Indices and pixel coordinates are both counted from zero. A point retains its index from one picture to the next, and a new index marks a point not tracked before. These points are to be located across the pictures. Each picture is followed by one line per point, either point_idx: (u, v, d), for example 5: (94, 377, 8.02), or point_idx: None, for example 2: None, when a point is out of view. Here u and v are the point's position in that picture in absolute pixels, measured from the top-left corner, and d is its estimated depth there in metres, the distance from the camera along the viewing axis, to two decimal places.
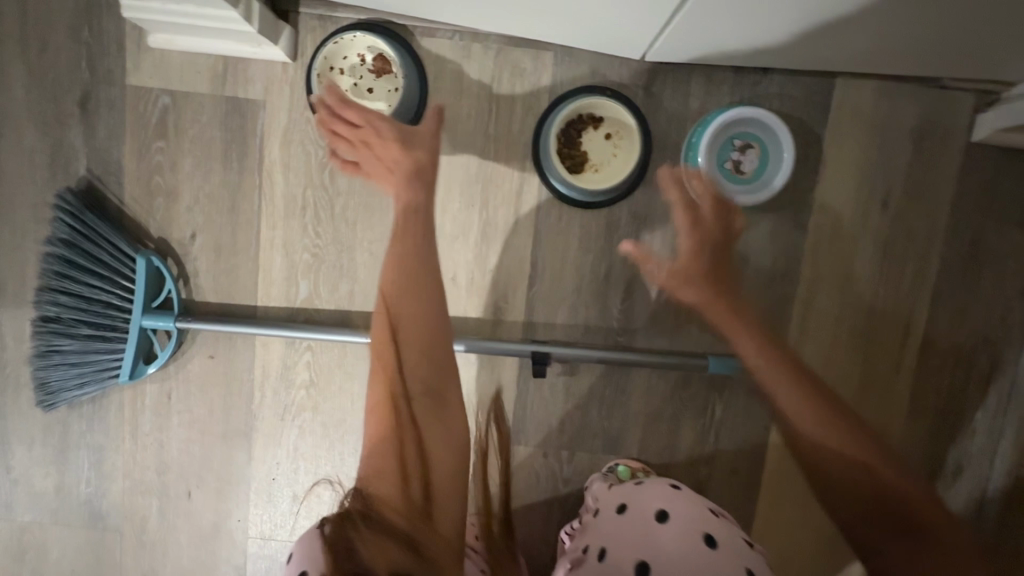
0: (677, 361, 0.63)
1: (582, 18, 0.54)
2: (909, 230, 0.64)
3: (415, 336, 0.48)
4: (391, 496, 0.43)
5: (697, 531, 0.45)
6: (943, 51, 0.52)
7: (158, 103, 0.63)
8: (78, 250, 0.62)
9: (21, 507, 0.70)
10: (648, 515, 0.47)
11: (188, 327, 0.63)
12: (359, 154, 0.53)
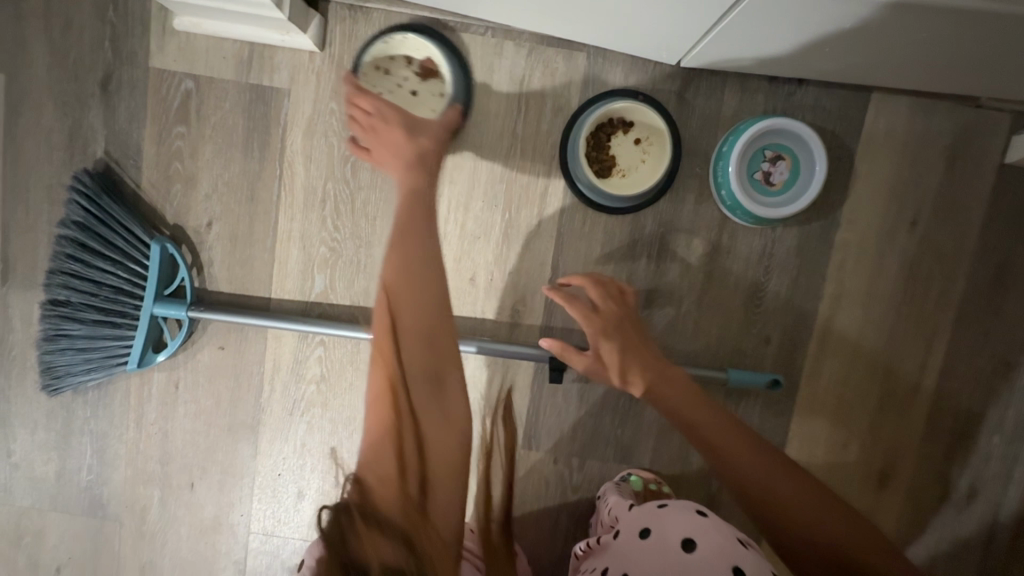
0: (697, 372, 0.62)
1: (621, 21, 0.53)
2: (937, 249, 0.63)
3: (415, 323, 0.45)
4: (389, 490, 0.41)
5: (727, 563, 0.43)
6: (988, 68, 0.51)
7: (180, 88, 0.62)
8: (91, 233, 0.60)
9: (20, 491, 0.69)
10: (674, 544, 0.46)
11: (200, 316, 0.62)
12: (368, 140, 0.50)
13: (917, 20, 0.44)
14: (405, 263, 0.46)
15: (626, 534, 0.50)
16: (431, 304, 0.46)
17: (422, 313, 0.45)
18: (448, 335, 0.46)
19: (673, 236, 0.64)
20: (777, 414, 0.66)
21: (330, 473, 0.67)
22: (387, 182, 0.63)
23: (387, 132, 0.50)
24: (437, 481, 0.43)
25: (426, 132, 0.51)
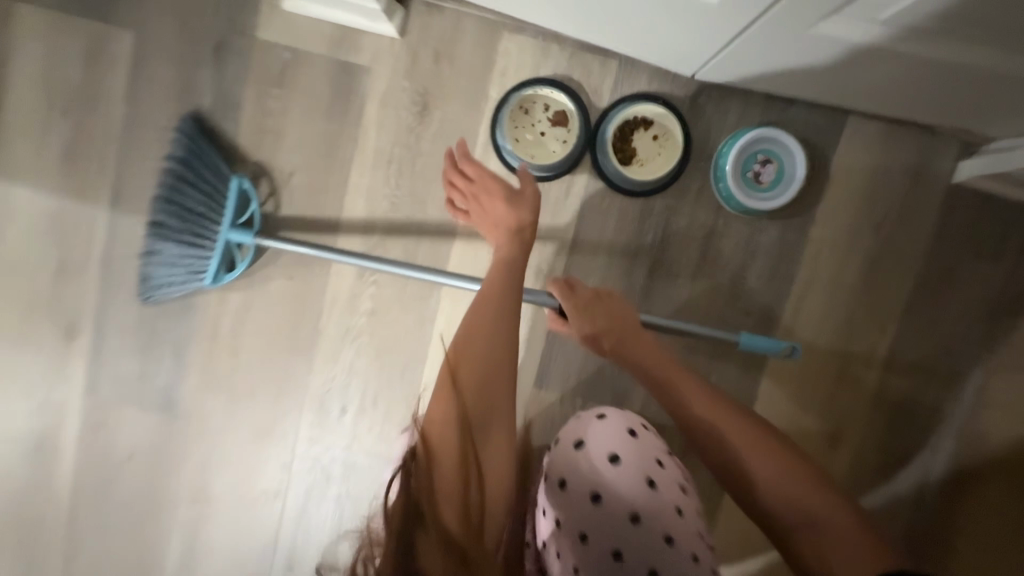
0: (722, 335, 0.71)
1: (648, 39, 0.66)
2: (892, 250, 0.76)
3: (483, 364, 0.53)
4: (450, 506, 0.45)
5: (625, 425, 0.60)
6: (935, 100, 0.65)
7: (279, 58, 0.74)
8: (186, 165, 0.70)
9: (104, 386, 0.80)
10: (590, 416, 0.62)
11: (264, 244, 0.70)
12: (470, 205, 0.66)
13: (873, 57, 0.57)
14: (484, 304, 0.56)
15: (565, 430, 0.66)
16: (500, 332, 0.54)
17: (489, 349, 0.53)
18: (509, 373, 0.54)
19: (676, 219, 0.76)
20: (749, 375, 0.79)
21: (371, 393, 0.80)
22: (444, 152, 0.76)
23: (488, 203, 0.64)
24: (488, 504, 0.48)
25: (525, 205, 0.63)
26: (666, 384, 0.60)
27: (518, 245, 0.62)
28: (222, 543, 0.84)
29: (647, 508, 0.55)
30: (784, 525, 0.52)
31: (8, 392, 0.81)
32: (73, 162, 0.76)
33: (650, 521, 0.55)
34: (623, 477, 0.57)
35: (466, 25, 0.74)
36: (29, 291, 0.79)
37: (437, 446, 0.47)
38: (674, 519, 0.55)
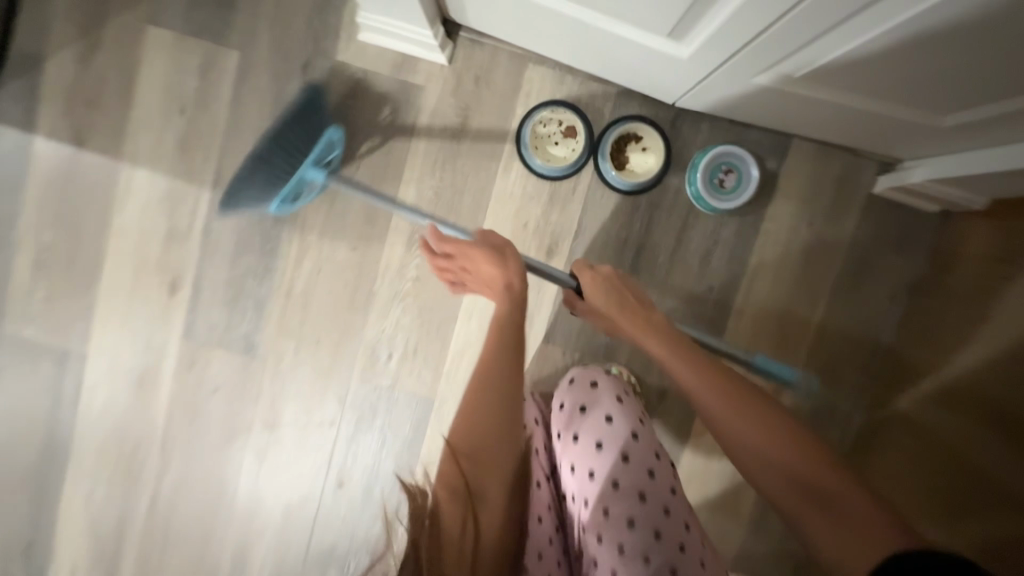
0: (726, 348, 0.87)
1: (640, 75, 0.88)
2: (825, 244, 0.98)
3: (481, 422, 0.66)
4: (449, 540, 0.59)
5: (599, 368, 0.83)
6: (851, 130, 0.87)
7: (353, 75, 0.95)
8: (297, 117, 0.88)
9: (198, 331, 1.00)
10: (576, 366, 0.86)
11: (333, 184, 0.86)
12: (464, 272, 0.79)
13: (799, 99, 0.80)
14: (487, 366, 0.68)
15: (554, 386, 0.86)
16: (501, 397, 0.66)
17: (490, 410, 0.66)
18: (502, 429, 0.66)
19: (658, 213, 0.98)
20: (711, 338, 1.00)
21: (413, 343, 1.00)
22: (478, 154, 0.97)
23: (480, 265, 0.76)
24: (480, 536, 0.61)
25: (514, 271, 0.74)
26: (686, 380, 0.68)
27: (511, 307, 0.72)
28: (285, 463, 1.04)
29: (619, 411, 0.76)
30: (785, 503, 0.59)
31: (120, 334, 1.00)
32: (185, 151, 0.96)
33: (622, 419, 0.75)
34: (601, 396, 0.78)
35: (501, 55, 0.95)
36: (142, 252, 0.98)
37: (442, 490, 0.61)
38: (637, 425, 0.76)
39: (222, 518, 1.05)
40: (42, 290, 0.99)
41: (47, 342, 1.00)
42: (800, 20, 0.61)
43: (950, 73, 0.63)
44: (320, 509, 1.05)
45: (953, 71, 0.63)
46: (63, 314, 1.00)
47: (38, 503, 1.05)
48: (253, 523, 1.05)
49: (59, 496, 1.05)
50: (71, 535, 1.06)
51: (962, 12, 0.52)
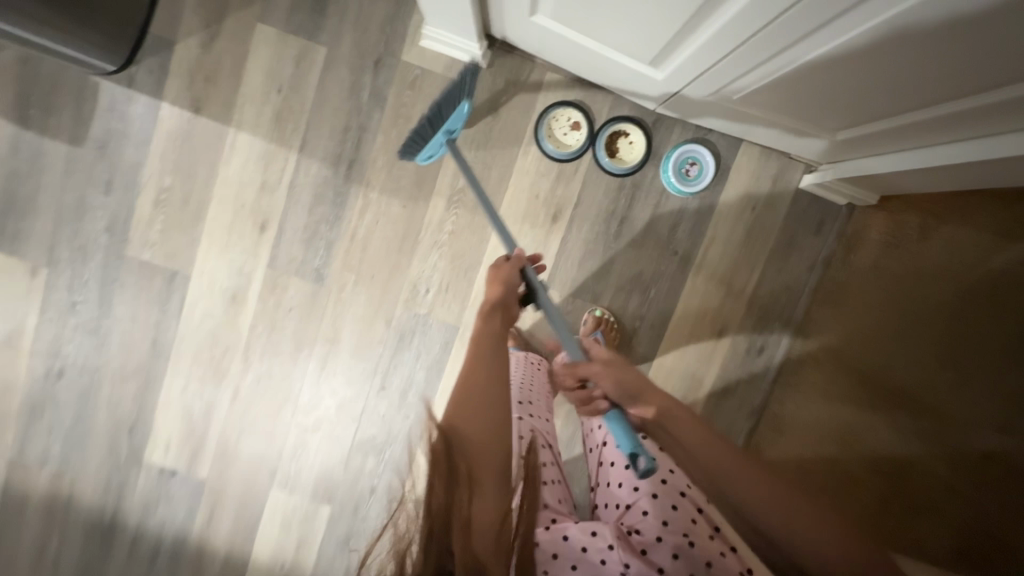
0: None
1: (632, 87, 1.18)
2: (762, 223, 1.31)
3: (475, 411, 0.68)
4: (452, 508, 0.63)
5: None
6: (784, 136, 1.19)
7: (413, 72, 1.24)
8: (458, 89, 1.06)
9: (279, 262, 1.29)
10: None
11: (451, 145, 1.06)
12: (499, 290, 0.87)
13: (747, 110, 1.11)
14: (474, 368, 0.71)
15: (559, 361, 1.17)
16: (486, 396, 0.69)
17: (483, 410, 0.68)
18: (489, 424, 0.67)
19: (639, 192, 1.29)
20: (673, 290, 1.32)
21: (446, 281, 1.30)
22: (505, 139, 1.27)
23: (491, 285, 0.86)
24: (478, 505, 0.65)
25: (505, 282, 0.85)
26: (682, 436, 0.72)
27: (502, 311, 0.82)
28: (340, 371, 1.33)
29: None
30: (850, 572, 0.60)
31: (218, 262, 1.29)
32: (280, 123, 1.25)
33: None
34: None
35: (527, 65, 1.25)
36: (240, 199, 1.27)
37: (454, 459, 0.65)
38: None
39: (288, 412, 1.34)
40: (161, 224, 1.28)
41: (160, 265, 1.29)
42: (737, 59, 0.92)
43: (835, 101, 0.96)
44: (366, 409, 1.35)
45: (836, 100, 0.95)
46: (175, 243, 1.28)
47: (143, 393, 1.33)
48: (312, 418, 1.35)
49: (160, 388, 1.33)
50: (167, 420, 1.34)
51: (832, 63, 0.84)
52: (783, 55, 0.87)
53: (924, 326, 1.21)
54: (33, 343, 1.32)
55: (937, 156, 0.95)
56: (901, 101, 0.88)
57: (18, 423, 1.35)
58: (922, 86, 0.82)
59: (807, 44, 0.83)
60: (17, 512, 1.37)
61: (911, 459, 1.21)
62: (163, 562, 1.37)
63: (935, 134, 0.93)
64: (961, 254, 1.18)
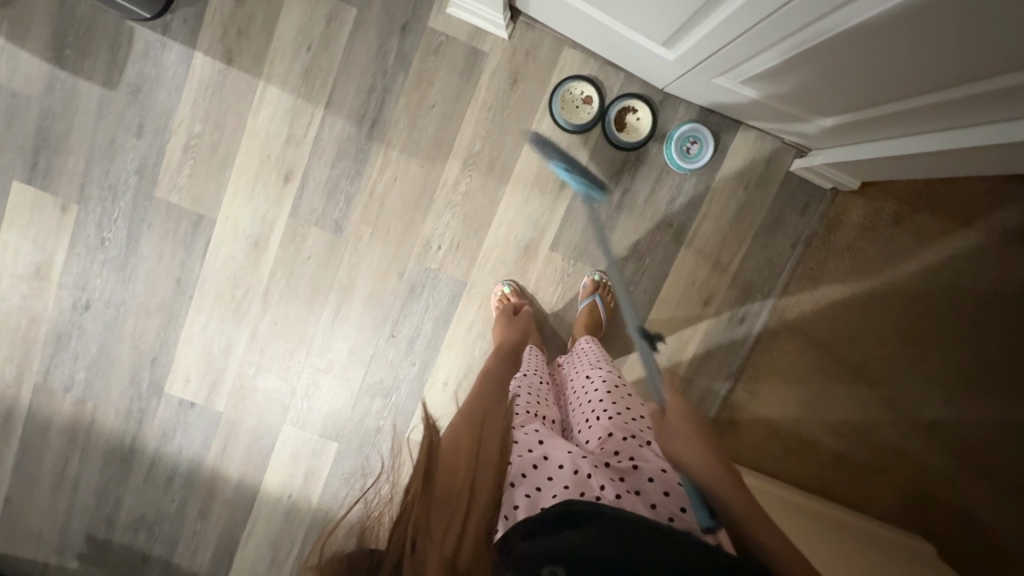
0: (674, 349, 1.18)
1: (642, 68, 1.28)
2: (753, 202, 1.42)
3: (463, 433, 0.79)
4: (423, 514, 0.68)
5: (601, 355, 1.18)
6: (775, 122, 1.31)
7: (438, 38, 1.32)
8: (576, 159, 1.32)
9: (301, 212, 1.37)
10: (588, 347, 1.22)
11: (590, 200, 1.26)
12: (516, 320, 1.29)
13: (744, 97, 1.23)
14: (475, 406, 0.86)
15: (571, 355, 1.26)
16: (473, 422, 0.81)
17: (466, 434, 0.78)
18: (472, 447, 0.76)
19: (641, 165, 1.39)
20: (667, 259, 1.43)
21: (457, 238, 1.40)
22: (521, 108, 1.35)
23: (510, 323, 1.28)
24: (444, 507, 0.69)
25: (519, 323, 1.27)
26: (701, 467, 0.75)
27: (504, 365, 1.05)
28: (354, 317, 1.42)
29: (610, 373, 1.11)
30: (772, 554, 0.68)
31: (243, 208, 1.37)
32: (308, 79, 1.32)
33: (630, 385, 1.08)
34: (611, 367, 1.12)
35: (546, 38, 1.33)
36: (267, 149, 1.34)
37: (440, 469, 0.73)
38: (622, 380, 1.07)
39: (302, 353, 1.43)
40: (190, 168, 1.35)
41: (187, 208, 1.37)
42: (750, 40, 1.02)
43: (838, 85, 1.06)
44: (375, 354, 1.44)
45: (839, 83, 1.05)
46: (202, 188, 1.36)
47: (165, 328, 1.42)
48: (324, 360, 1.44)
49: (182, 324, 1.42)
50: (188, 354, 1.43)
51: (842, 45, 0.93)
52: (796, 36, 0.96)
53: (905, 301, 1.31)
54: (62, 276, 1.39)
55: (926, 143, 1.07)
56: (899, 88, 0.99)
57: (45, 351, 1.42)
58: (920, 73, 0.92)
59: (820, 27, 0.92)
60: (41, 435, 1.46)
61: (864, 424, 1.34)
62: (179, 486, 1.48)
63: (926, 120, 1.04)
64: (931, 240, 1.30)
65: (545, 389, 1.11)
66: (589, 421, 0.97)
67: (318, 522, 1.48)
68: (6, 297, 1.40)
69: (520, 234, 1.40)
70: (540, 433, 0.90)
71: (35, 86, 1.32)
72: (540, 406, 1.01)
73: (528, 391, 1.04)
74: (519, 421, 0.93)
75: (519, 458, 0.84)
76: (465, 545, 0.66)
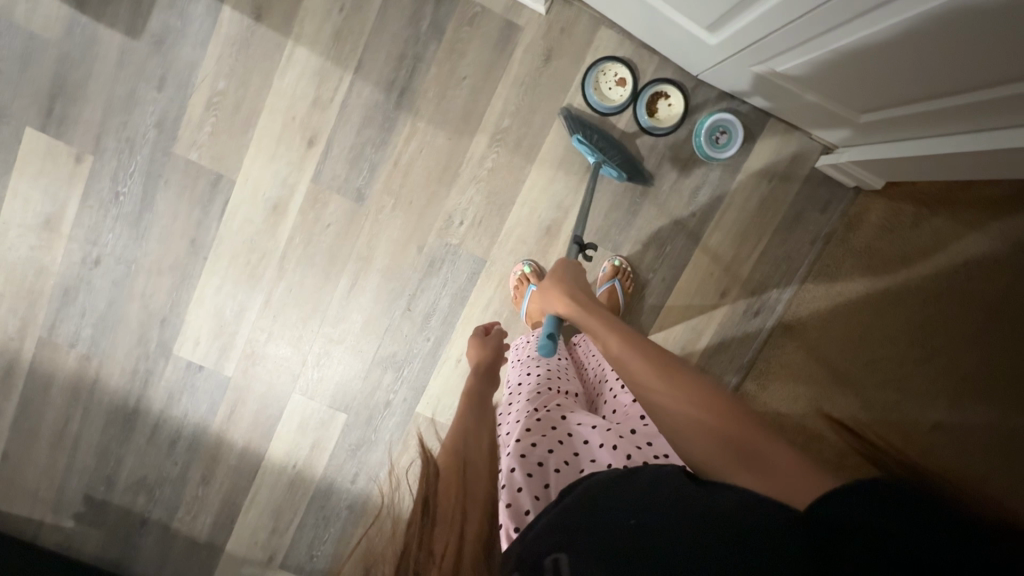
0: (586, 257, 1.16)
1: (677, 52, 1.28)
2: (777, 196, 1.42)
3: (447, 454, 0.77)
4: (419, 533, 0.65)
5: None
6: (804, 116, 1.31)
7: (474, 9, 1.30)
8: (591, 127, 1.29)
9: (323, 178, 1.35)
10: None
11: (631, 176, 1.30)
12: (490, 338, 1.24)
13: (776, 89, 1.23)
14: (461, 427, 0.85)
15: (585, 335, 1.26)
16: (462, 436, 0.81)
17: (454, 450, 0.78)
18: (465, 459, 0.76)
19: (669, 152, 1.38)
20: (688, 248, 1.43)
21: (479, 214, 1.38)
22: (552, 86, 1.34)
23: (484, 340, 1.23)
24: (449, 513, 0.68)
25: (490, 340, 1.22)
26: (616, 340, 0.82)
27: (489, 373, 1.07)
28: (369, 288, 1.40)
29: None
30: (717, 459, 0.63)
31: (264, 170, 1.34)
32: (339, 41, 1.30)
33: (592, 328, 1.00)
34: None
35: (583, 16, 1.32)
36: (292, 111, 1.32)
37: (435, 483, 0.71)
38: None
39: (316, 321, 1.41)
40: (211, 126, 1.32)
41: (206, 167, 1.34)
42: (798, 27, 1.00)
43: (880, 81, 1.05)
44: (390, 327, 1.42)
45: (879, 80, 1.05)
46: (223, 147, 1.33)
47: (177, 288, 1.39)
48: (337, 330, 1.42)
49: (195, 285, 1.39)
50: (198, 316, 1.41)
51: (893, 37, 0.92)
52: (839, 30, 0.97)
53: (912, 302, 1.30)
54: (73, 228, 1.35)
55: (961, 143, 1.07)
56: (942, 87, 0.98)
57: (52, 304, 1.39)
58: (964, 73, 0.92)
59: (874, 18, 0.90)
60: (43, 389, 1.43)
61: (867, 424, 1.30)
62: (182, 449, 1.46)
63: (956, 122, 1.05)
64: (943, 245, 1.29)
65: (569, 367, 1.11)
66: (612, 392, 0.98)
67: (322, 493, 1.47)
68: (13, 246, 1.36)
69: (543, 215, 1.39)
70: (562, 409, 0.90)
71: (55, 29, 1.27)
72: (560, 382, 1.01)
73: (546, 370, 1.04)
74: (538, 401, 0.93)
75: (544, 437, 0.84)
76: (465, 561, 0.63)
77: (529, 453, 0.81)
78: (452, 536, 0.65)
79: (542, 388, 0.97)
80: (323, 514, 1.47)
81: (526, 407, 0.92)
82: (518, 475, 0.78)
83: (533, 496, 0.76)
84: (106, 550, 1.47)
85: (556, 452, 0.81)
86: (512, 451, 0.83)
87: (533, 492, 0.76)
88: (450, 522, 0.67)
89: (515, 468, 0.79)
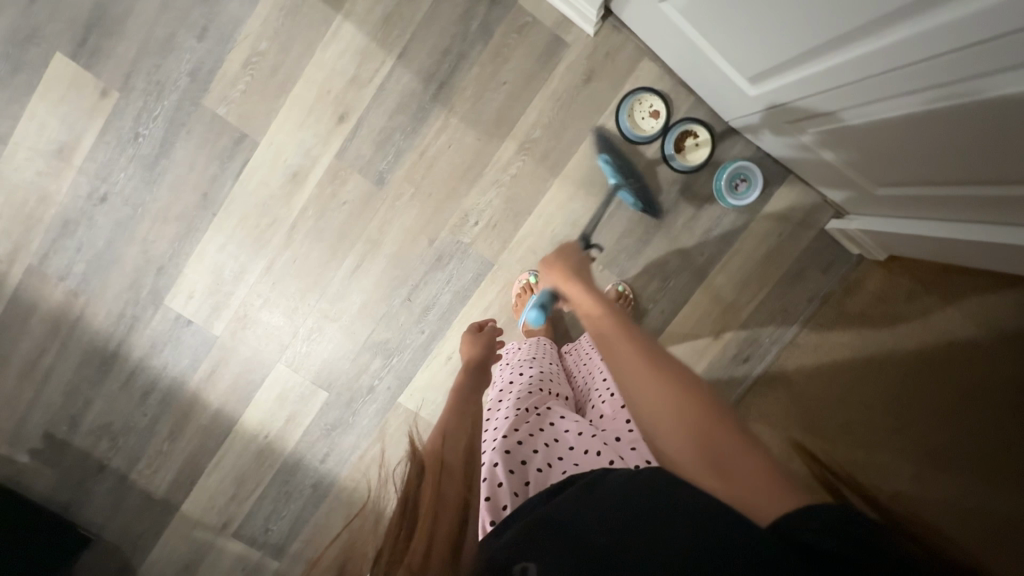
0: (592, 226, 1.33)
1: (714, 97, 1.32)
2: (784, 250, 1.45)
3: (430, 449, 0.78)
4: (394, 527, 0.67)
5: None
6: (819, 177, 1.36)
7: (525, 17, 1.32)
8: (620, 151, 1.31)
9: (347, 155, 1.35)
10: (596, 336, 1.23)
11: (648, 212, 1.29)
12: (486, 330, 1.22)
13: (802, 147, 1.27)
14: (445, 422, 0.86)
15: (575, 347, 1.27)
16: (446, 432, 0.81)
17: (434, 447, 0.78)
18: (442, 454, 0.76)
19: (688, 190, 1.42)
20: (691, 285, 1.46)
21: (495, 216, 1.39)
22: (588, 106, 1.36)
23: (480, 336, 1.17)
24: (424, 511, 0.68)
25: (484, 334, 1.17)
26: (610, 352, 0.68)
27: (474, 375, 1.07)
28: (373, 271, 1.40)
29: None
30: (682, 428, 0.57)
31: (289, 137, 1.34)
32: (387, 25, 1.31)
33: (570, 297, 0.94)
34: None
35: (629, 44, 1.34)
36: (328, 84, 1.32)
37: (412, 481, 0.72)
38: None
39: (314, 296, 1.40)
40: (244, 84, 1.31)
41: (232, 124, 1.33)
42: (833, 97, 1.04)
43: (903, 160, 1.08)
44: (387, 314, 1.42)
45: (902, 160, 1.09)
46: (253, 108, 1.32)
47: (179, 240, 1.37)
48: (334, 307, 1.41)
49: (199, 239, 1.37)
50: (195, 271, 1.39)
51: (919, 124, 0.96)
52: (874, 106, 1.00)
53: (895, 375, 1.36)
54: (84, 161, 1.33)
55: (966, 231, 1.11)
56: (956, 176, 1.02)
57: (48, 233, 1.36)
58: (984, 168, 0.95)
59: (908, 102, 0.94)
60: (23, 317, 1.39)
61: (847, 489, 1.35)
62: (155, 401, 1.43)
63: (969, 213, 1.09)
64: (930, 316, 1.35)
65: (559, 372, 1.11)
66: (602, 398, 0.99)
67: (289, 467, 1.45)
68: (19, 168, 1.33)
69: (557, 229, 1.40)
70: (551, 410, 0.92)
71: None
72: (550, 384, 1.03)
73: (538, 372, 1.05)
74: (529, 400, 0.94)
75: (531, 436, 0.85)
76: (434, 556, 0.64)
77: (512, 448, 0.82)
78: (428, 532, 0.66)
79: (533, 388, 0.99)
80: (285, 489, 1.45)
81: (516, 405, 0.93)
82: (501, 470, 0.79)
83: (512, 492, 0.77)
84: (57, 491, 1.43)
85: (541, 453, 0.82)
86: (495, 445, 0.84)
87: (514, 488, 0.77)
88: (423, 518, 0.67)
89: (499, 462, 0.80)
